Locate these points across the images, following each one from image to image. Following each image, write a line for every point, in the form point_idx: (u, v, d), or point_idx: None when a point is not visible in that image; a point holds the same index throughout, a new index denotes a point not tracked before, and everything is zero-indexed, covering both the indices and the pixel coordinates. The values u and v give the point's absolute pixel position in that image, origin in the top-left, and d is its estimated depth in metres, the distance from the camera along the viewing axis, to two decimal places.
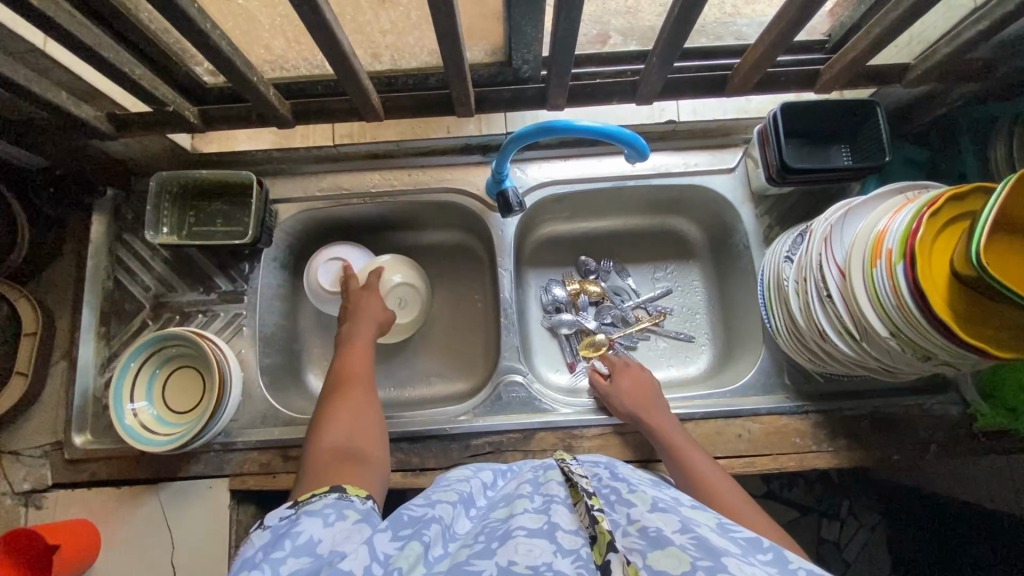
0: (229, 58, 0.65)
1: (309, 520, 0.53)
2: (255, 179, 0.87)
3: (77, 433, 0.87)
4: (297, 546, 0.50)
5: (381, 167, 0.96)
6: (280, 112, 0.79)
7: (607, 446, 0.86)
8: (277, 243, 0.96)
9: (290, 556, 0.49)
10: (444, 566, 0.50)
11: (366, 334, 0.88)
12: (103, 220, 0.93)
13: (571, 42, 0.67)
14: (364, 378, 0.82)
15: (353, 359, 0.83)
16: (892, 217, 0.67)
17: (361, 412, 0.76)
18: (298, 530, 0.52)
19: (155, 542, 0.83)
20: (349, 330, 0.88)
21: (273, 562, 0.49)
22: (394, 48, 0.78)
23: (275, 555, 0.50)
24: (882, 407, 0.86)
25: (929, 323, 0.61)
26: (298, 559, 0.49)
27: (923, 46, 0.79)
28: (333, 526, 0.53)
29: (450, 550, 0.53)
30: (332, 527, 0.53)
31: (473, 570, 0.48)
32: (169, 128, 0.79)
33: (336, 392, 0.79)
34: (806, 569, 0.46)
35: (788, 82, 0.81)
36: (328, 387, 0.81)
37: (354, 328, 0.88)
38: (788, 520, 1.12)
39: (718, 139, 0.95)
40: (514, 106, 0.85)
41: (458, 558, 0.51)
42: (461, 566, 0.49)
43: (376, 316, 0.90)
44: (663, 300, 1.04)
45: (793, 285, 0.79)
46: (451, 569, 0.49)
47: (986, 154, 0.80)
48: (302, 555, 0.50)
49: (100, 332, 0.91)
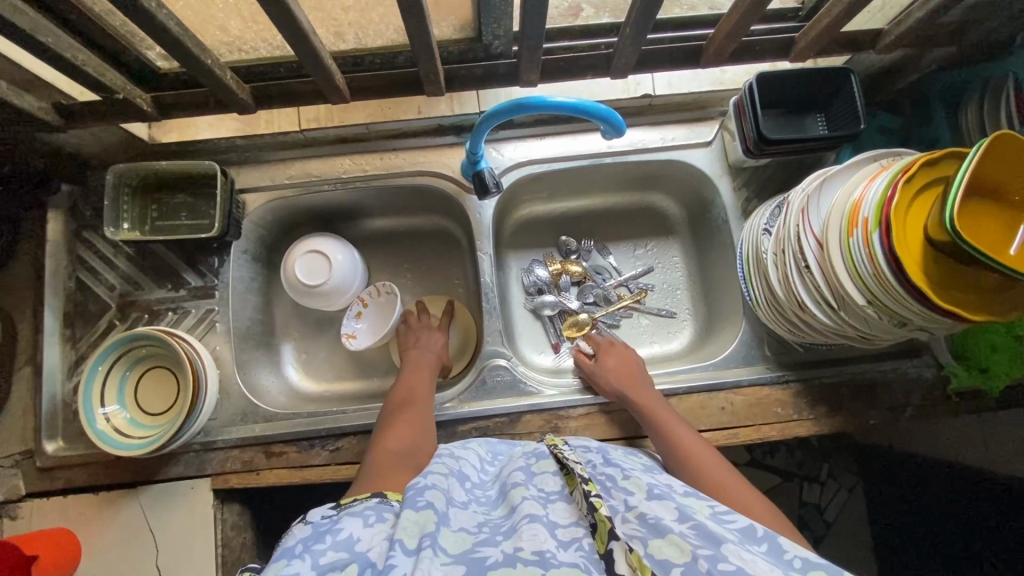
0: (179, 39, 0.61)
1: (350, 519, 0.54)
2: (218, 168, 0.84)
3: (49, 440, 0.84)
4: (337, 541, 0.52)
5: (352, 151, 0.93)
6: (240, 97, 0.75)
7: (593, 426, 0.86)
8: (247, 234, 0.93)
9: (329, 548, 0.51)
10: (450, 545, 0.51)
11: (429, 359, 0.89)
12: (59, 218, 0.88)
13: (542, 14, 0.65)
14: (425, 397, 0.82)
15: (416, 381, 0.85)
16: (867, 185, 0.67)
17: (422, 422, 0.78)
18: (339, 527, 0.53)
19: (138, 546, 0.81)
20: (415, 356, 0.89)
21: (314, 553, 0.51)
22: (358, 25, 0.75)
23: (316, 547, 0.51)
24: (860, 373, 0.87)
25: (905, 290, 0.62)
26: (337, 552, 0.51)
27: (895, 11, 0.79)
28: (373, 527, 0.54)
29: (451, 520, 0.55)
30: (371, 528, 0.54)
31: (478, 557, 0.50)
32: (122, 117, 0.75)
33: (395, 409, 0.80)
34: (801, 558, 0.49)
35: (763, 51, 0.81)
36: (387, 406, 0.82)
37: (418, 355, 0.89)
38: (770, 486, 1.13)
39: (694, 113, 0.94)
40: (486, 83, 0.82)
41: (462, 539, 0.52)
42: (467, 553, 0.50)
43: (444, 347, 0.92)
44: (645, 278, 1.03)
45: (771, 256, 0.80)
46: (457, 554, 0.50)
47: (957, 118, 0.80)
48: (341, 549, 0.51)
49: (65, 335, 0.87)
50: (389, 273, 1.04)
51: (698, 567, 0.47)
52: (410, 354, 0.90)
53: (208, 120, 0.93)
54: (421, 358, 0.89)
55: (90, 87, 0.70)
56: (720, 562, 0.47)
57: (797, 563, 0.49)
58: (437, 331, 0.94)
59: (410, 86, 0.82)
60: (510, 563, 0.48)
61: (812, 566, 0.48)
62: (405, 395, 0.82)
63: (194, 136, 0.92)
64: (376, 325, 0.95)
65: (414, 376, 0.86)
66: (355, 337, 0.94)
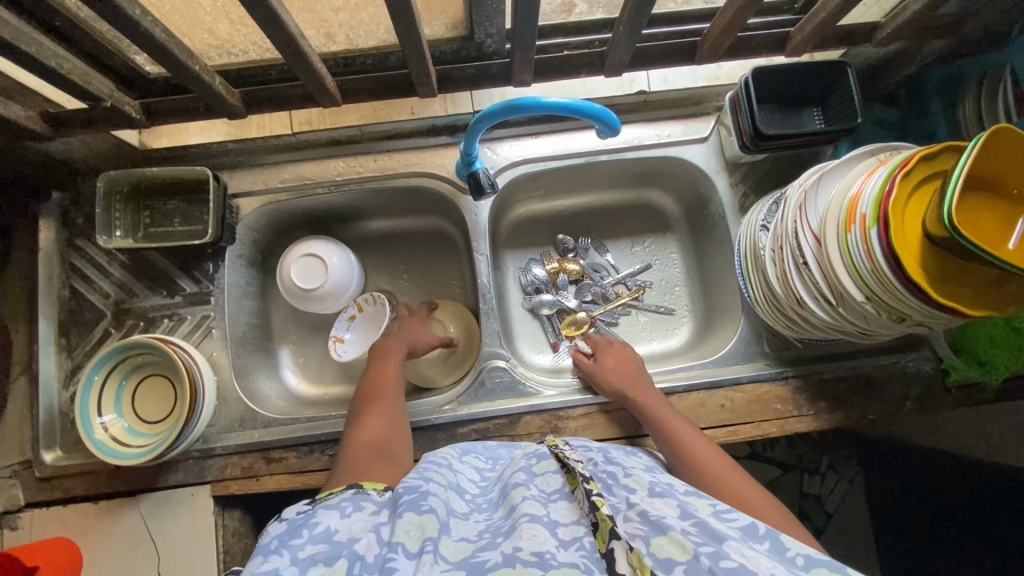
0: (165, 45, 0.60)
1: (326, 512, 0.54)
2: (209, 173, 0.83)
3: (46, 449, 0.84)
4: (314, 534, 0.51)
5: (345, 154, 0.92)
6: (230, 101, 0.74)
7: (593, 426, 0.85)
8: (241, 239, 0.92)
9: (307, 542, 0.51)
10: (450, 553, 0.51)
11: (398, 345, 0.87)
12: (52, 226, 0.87)
13: (534, 13, 0.64)
14: (396, 386, 0.82)
15: (385, 368, 0.83)
16: (865, 180, 0.66)
17: (395, 413, 0.77)
18: (316, 521, 0.53)
19: (139, 554, 0.81)
20: (383, 342, 0.87)
21: (291, 548, 0.50)
22: (348, 27, 0.74)
23: (293, 542, 0.51)
24: (859, 368, 0.87)
25: (904, 287, 0.61)
26: (316, 546, 0.51)
27: (891, 4, 0.78)
28: (350, 517, 0.54)
29: (451, 530, 0.55)
30: (348, 518, 0.54)
31: (479, 561, 0.50)
32: (110, 124, 0.74)
33: (368, 399, 0.79)
34: (804, 556, 0.49)
35: (759, 46, 0.80)
36: (360, 394, 0.81)
37: (388, 340, 0.87)
38: (770, 479, 1.15)
39: (690, 109, 0.93)
40: (479, 84, 0.82)
41: (463, 547, 0.52)
42: (467, 559, 0.50)
43: (416, 334, 0.90)
44: (643, 275, 1.03)
45: (769, 253, 0.79)
46: (456, 561, 0.50)
47: (955, 110, 0.80)
48: (320, 542, 0.51)
49: (61, 344, 0.87)
50: (386, 275, 1.03)
51: (700, 565, 0.47)
52: (379, 340, 0.88)
53: (200, 125, 0.93)
54: (400, 351, 0.86)
55: (78, 96, 0.69)
56: (722, 559, 0.47)
57: (800, 560, 0.49)
58: (412, 319, 0.92)
59: (402, 87, 0.81)
60: (509, 564, 0.48)
61: (814, 563, 0.48)
62: (378, 386, 0.81)
63: (184, 141, 0.92)
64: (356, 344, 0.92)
65: (384, 362, 0.84)
66: (343, 339, 0.93)
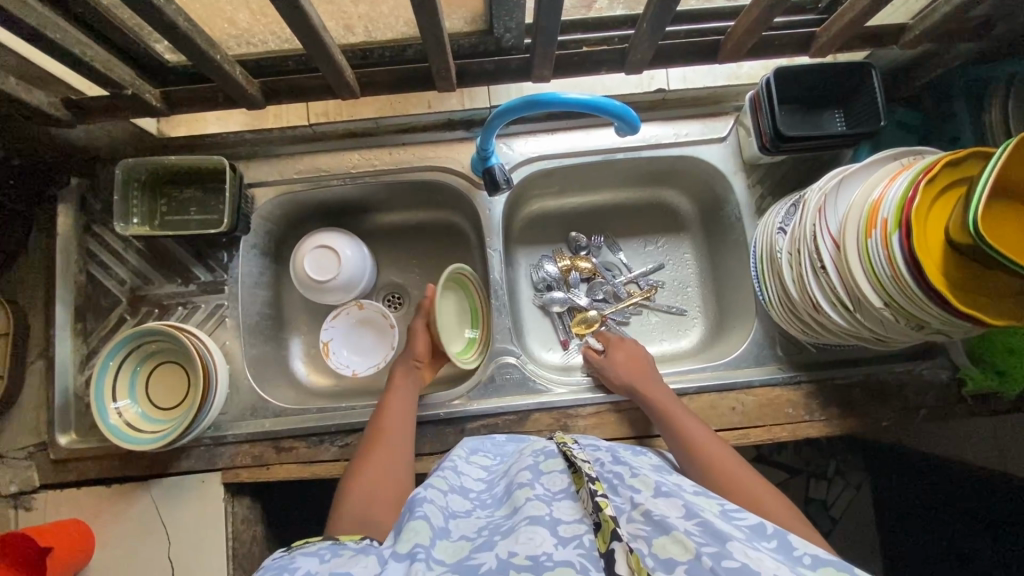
0: (185, 33, 0.60)
1: (305, 558, 0.52)
2: (227, 162, 0.83)
3: (62, 433, 0.85)
4: None
5: (361, 146, 0.92)
6: (248, 91, 0.74)
7: (603, 425, 0.85)
8: (255, 229, 0.92)
9: None
10: (447, 556, 0.52)
11: (404, 376, 0.85)
12: (69, 211, 0.88)
13: (555, 9, 0.63)
14: (400, 423, 0.79)
15: (392, 401, 0.81)
16: (888, 184, 0.65)
17: (395, 458, 0.75)
18: (297, 564, 0.51)
19: (149, 538, 0.82)
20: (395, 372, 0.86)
21: None
22: (368, 19, 0.73)
23: None
24: (874, 374, 0.86)
25: (924, 294, 0.60)
26: None
27: (919, 6, 0.76)
28: (329, 561, 0.52)
29: (451, 531, 0.56)
30: (329, 561, 0.52)
31: (473, 564, 0.50)
32: (129, 112, 0.74)
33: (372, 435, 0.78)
34: (812, 555, 0.49)
35: (782, 46, 0.79)
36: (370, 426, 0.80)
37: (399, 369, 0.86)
38: (777, 482, 1.13)
39: (709, 108, 0.92)
40: (497, 79, 0.81)
41: (461, 548, 0.53)
42: (462, 561, 0.51)
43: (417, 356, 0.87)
44: (655, 275, 1.02)
45: (786, 256, 0.78)
46: (453, 563, 0.51)
47: (981, 116, 0.78)
48: None
49: (76, 329, 0.88)
50: (399, 268, 1.03)
51: (702, 564, 0.47)
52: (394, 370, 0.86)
53: (218, 115, 0.95)
54: (407, 377, 0.85)
55: (98, 82, 0.69)
56: (725, 560, 0.46)
57: (807, 560, 0.49)
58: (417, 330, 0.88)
59: (421, 81, 0.80)
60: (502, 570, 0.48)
61: (821, 563, 0.48)
62: (382, 419, 0.79)
63: (201, 131, 0.94)
64: (353, 328, 0.96)
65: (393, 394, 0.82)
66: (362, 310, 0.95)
